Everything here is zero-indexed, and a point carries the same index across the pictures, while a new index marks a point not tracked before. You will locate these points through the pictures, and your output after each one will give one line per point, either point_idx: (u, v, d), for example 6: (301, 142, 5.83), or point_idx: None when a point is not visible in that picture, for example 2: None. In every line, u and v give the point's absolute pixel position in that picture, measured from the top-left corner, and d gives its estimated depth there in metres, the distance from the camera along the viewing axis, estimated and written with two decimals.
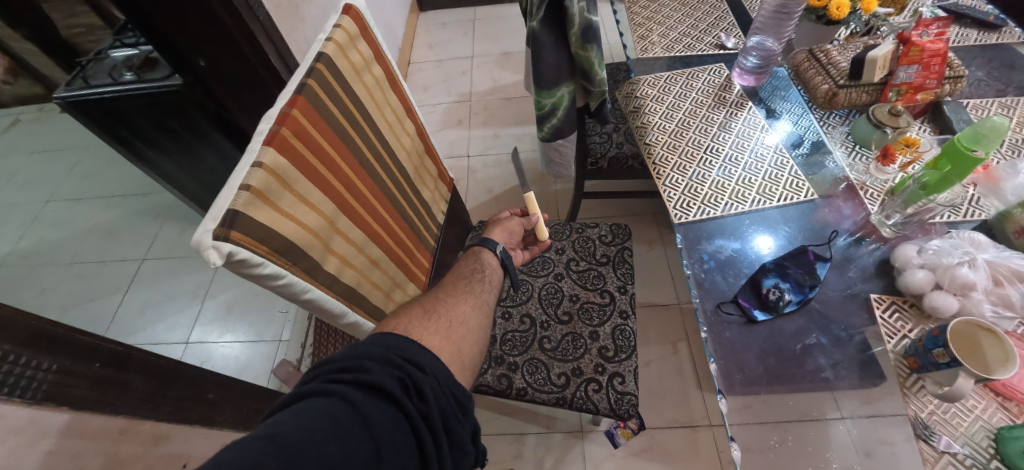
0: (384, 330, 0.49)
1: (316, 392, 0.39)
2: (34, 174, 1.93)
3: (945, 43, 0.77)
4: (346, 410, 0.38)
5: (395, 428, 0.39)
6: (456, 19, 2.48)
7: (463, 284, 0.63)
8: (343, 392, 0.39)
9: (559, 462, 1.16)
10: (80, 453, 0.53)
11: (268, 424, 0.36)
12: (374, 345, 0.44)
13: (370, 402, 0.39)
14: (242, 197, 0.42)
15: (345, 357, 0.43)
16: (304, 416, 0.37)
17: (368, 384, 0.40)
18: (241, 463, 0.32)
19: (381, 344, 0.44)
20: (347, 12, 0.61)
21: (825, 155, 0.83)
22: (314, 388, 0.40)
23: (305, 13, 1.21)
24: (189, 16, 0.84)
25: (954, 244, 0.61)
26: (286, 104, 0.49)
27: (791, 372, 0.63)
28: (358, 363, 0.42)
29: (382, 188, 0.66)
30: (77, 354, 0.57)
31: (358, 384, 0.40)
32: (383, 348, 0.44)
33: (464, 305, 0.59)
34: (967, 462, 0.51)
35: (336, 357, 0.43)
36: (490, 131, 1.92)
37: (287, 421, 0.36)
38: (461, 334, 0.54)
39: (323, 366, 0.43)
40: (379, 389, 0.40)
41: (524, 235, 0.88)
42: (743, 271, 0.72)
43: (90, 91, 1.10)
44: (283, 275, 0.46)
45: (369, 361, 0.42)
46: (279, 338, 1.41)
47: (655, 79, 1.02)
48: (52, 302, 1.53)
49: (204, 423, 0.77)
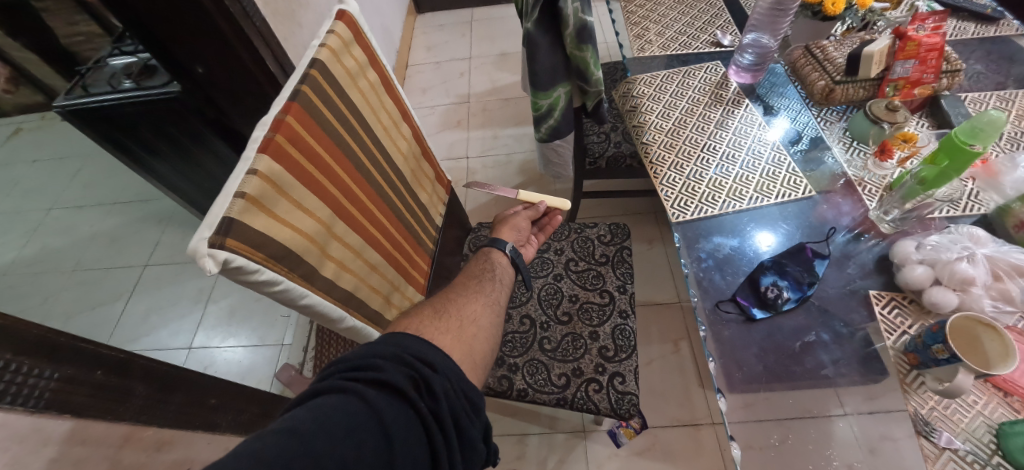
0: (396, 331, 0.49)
1: (330, 389, 0.40)
2: (37, 183, 1.94)
3: (941, 38, 0.76)
4: (360, 406, 0.38)
5: (407, 425, 0.39)
6: (454, 21, 2.49)
7: (472, 285, 0.63)
8: (357, 389, 0.39)
9: (562, 462, 1.16)
10: (82, 460, 0.54)
11: (284, 419, 0.37)
12: (386, 344, 0.44)
13: (383, 399, 0.39)
14: (237, 204, 0.42)
15: (358, 356, 0.43)
16: (319, 411, 0.37)
17: (382, 381, 0.40)
18: (256, 456, 0.32)
19: (393, 344, 0.44)
20: (340, 18, 0.61)
21: (824, 152, 0.83)
22: (328, 385, 0.40)
23: (301, 18, 1.21)
24: (185, 24, 0.84)
25: (953, 239, 0.60)
26: (280, 111, 0.49)
27: (792, 370, 0.62)
28: (371, 361, 0.42)
29: (378, 192, 0.66)
30: (78, 362, 0.57)
31: (372, 382, 0.41)
32: (396, 347, 0.44)
33: (474, 304, 0.59)
34: (969, 458, 0.51)
35: (350, 355, 0.43)
36: (488, 132, 1.92)
37: (302, 416, 0.36)
38: (471, 333, 0.54)
39: (337, 365, 0.43)
40: (391, 386, 0.40)
41: (541, 221, 0.86)
42: (742, 269, 0.72)
43: (89, 100, 1.11)
44: (280, 281, 0.46)
45: (382, 360, 0.42)
46: (281, 342, 1.42)
47: (651, 78, 1.02)
48: (57, 308, 1.54)
49: (207, 428, 0.77)
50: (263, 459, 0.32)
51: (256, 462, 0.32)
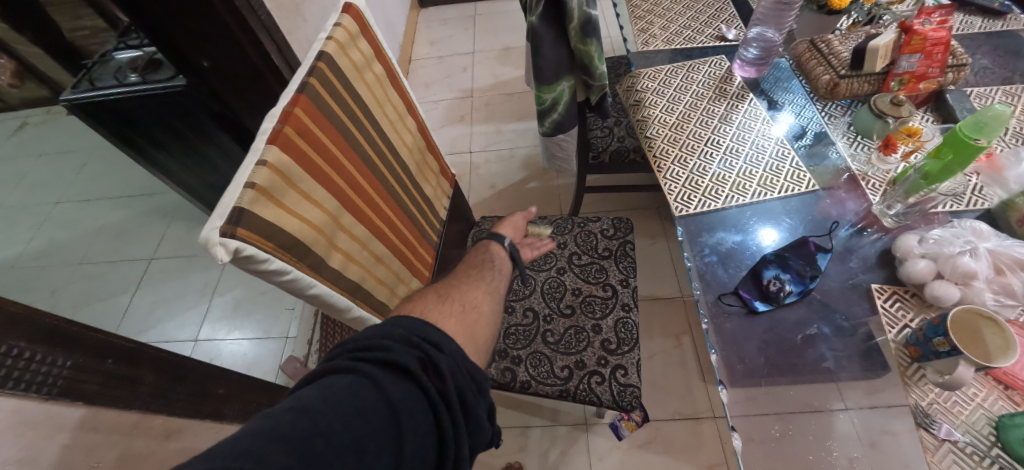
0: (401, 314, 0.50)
1: (339, 370, 0.40)
2: (43, 177, 1.95)
3: (948, 31, 0.76)
4: (368, 386, 0.39)
5: (413, 402, 0.39)
6: (458, 15, 2.48)
7: (474, 273, 0.64)
8: (365, 370, 0.40)
9: (563, 454, 1.17)
10: (94, 447, 0.55)
11: (295, 397, 0.37)
12: (392, 326, 0.45)
13: (390, 379, 0.40)
14: (248, 195, 0.42)
15: (365, 337, 0.44)
16: (329, 390, 0.38)
17: (389, 361, 0.41)
18: (270, 433, 0.33)
19: (399, 326, 0.45)
20: (346, 11, 0.61)
21: (827, 146, 0.83)
22: (337, 365, 0.41)
23: (306, 12, 1.22)
24: (191, 17, 0.85)
25: (956, 233, 0.60)
26: (288, 103, 0.50)
27: (793, 362, 0.63)
28: (378, 342, 0.42)
29: (383, 185, 0.66)
30: (89, 351, 0.58)
31: (379, 363, 0.41)
32: (401, 329, 0.45)
33: (477, 291, 0.59)
34: (968, 449, 0.51)
35: (357, 337, 0.44)
36: (492, 127, 1.92)
37: (312, 395, 0.37)
38: (474, 318, 0.55)
39: (345, 346, 0.44)
40: (398, 366, 0.41)
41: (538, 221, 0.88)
42: (744, 263, 0.72)
43: (96, 93, 1.12)
44: (289, 270, 0.47)
45: (389, 341, 0.43)
46: (287, 334, 1.43)
47: (655, 72, 1.02)
48: (64, 301, 1.56)
49: (214, 417, 0.78)
50: (276, 435, 0.33)
51: (270, 439, 0.33)
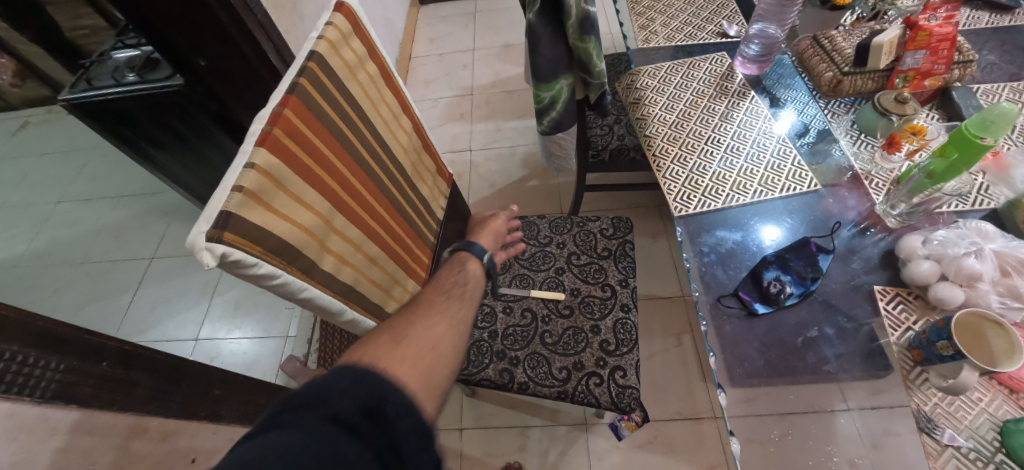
0: (345, 361, 0.41)
1: (271, 432, 0.33)
2: (44, 176, 1.96)
3: (954, 27, 0.74)
4: (307, 451, 0.32)
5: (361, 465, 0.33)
6: (458, 12, 2.46)
7: (439, 301, 0.55)
8: (305, 429, 0.33)
9: (563, 454, 1.17)
10: (89, 450, 0.55)
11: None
12: (337, 376, 0.38)
13: (334, 439, 0.33)
14: (235, 198, 0.42)
15: (304, 392, 0.36)
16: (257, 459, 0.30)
17: (331, 418, 0.35)
18: None
19: (344, 373, 0.39)
20: (339, 10, 0.60)
21: (830, 144, 0.82)
22: (269, 427, 0.33)
23: (303, 10, 1.21)
24: (186, 17, 0.84)
25: (961, 233, 0.59)
26: (277, 104, 0.49)
27: (793, 365, 0.62)
28: (320, 395, 0.36)
29: (377, 185, 0.66)
30: (83, 354, 0.58)
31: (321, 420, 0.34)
32: (347, 377, 0.38)
33: (439, 325, 0.50)
34: (971, 455, 0.50)
35: (294, 393, 0.36)
36: (492, 125, 1.91)
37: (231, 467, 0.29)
38: (434, 357, 0.46)
39: (277, 404, 0.35)
40: (344, 422, 0.35)
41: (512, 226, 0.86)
42: (744, 264, 0.72)
43: (93, 93, 1.11)
44: (279, 274, 0.47)
45: (333, 393, 0.36)
46: (286, 334, 1.43)
47: (655, 70, 1.00)
48: (66, 300, 1.56)
49: (212, 419, 0.78)
50: None
51: None
